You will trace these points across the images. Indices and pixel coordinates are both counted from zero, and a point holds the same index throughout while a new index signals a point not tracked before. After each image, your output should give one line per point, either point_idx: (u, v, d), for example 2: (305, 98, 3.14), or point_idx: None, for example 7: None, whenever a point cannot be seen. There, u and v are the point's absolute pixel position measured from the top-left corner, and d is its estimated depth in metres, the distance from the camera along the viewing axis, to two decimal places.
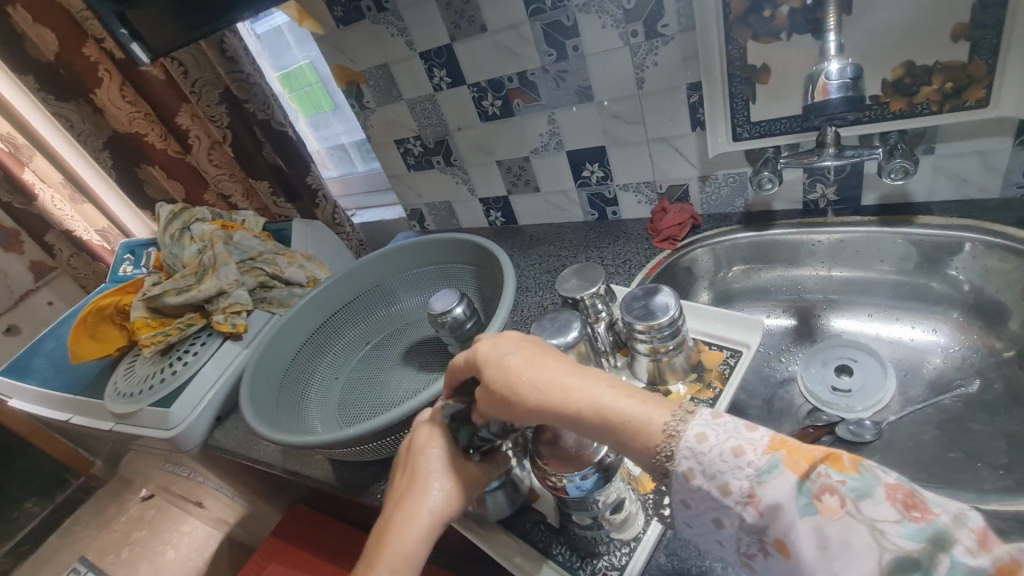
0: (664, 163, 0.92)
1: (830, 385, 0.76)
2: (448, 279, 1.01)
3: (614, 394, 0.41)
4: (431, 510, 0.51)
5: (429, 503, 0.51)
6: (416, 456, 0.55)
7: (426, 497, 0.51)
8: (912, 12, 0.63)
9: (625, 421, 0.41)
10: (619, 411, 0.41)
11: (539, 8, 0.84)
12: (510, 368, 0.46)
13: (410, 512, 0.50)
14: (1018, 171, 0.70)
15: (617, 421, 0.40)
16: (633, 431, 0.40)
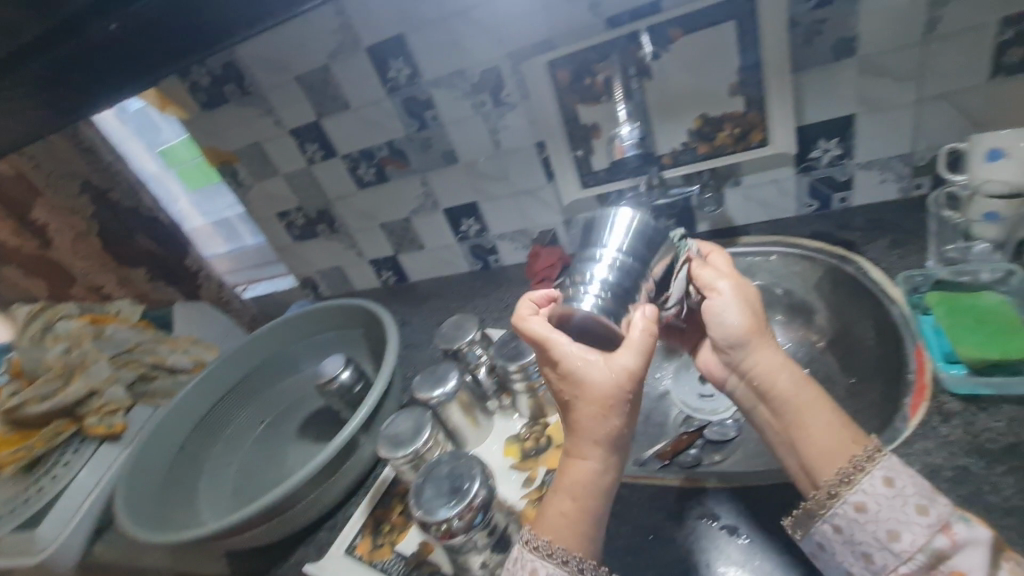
0: (531, 213, 1.01)
1: (697, 392, 0.88)
2: (340, 346, 1.02)
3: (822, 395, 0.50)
4: (602, 429, 0.50)
5: (623, 414, 0.50)
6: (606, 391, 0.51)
7: (618, 410, 0.50)
8: (695, 76, 0.77)
9: (830, 435, 0.49)
10: (825, 419, 0.50)
11: (395, 85, 0.91)
12: (725, 318, 0.55)
13: (596, 439, 0.50)
14: (805, 192, 0.86)
15: (825, 426, 0.49)
16: (831, 448, 0.48)
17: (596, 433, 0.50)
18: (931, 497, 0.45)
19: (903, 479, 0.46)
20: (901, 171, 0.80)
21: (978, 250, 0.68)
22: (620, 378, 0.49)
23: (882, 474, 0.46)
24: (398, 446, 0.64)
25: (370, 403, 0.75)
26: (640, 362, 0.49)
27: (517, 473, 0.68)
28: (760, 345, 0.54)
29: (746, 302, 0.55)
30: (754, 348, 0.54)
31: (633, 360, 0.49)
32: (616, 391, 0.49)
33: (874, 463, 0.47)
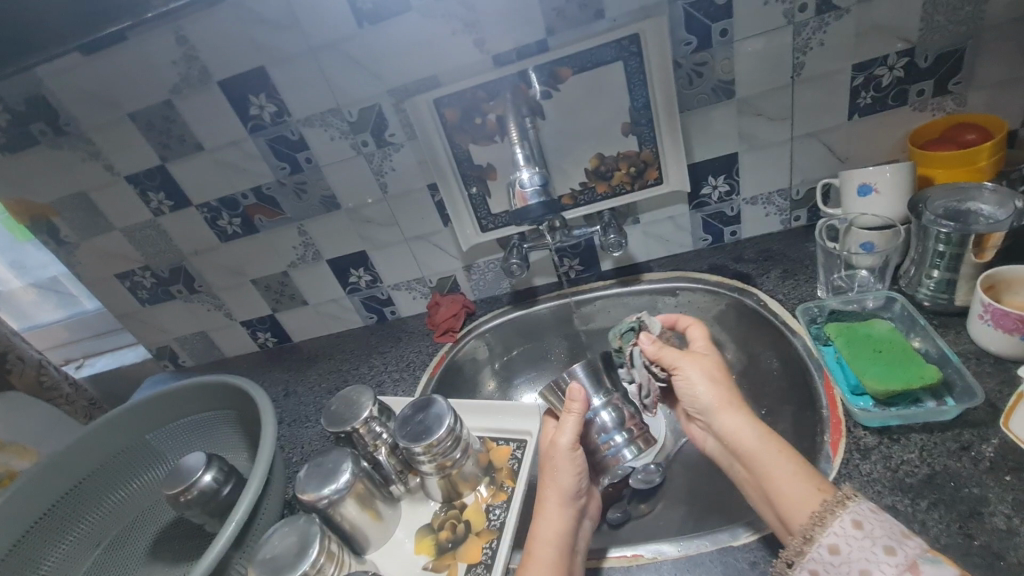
0: (427, 260, 0.93)
1: None
2: (207, 429, 0.84)
3: (775, 450, 0.50)
4: (565, 485, 0.62)
5: (563, 467, 0.62)
6: (558, 461, 0.63)
7: (557, 466, 0.63)
8: (588, 115, 0.76)
9: (793, 480, 0.48)
10: (792, 469, 0.49)
11: (258, 124, 0.79)
12: (694, 391, 0.58)
13: (548, 493, 0.62)
14: (699, 228, 0.87)
15: (773, 479, 0.49)
16: (792, 489, 0.47)
17: (549, 490, 0.62)
18: (901, 540, 0.41)
19: (870, 520, 0.43)
20: (781, 204, 0.84)
21: (861, 279, 0.70)
22: (553, 445, 0.64)
23: (851, 517, 0.43)
24: (278, 574, 0.50)
25: (240, 515, 0.59)
26: (569, 429, 0.63)
27: (432, 574, 0.58)
28: (723, 411, 0.56)
29: (703, 376, 0.59)
30: (718, 413, 0.56)
31: (565, 429, 0.64)
32: (557, 449, 0.63)
33: (843, 508, 0.44)
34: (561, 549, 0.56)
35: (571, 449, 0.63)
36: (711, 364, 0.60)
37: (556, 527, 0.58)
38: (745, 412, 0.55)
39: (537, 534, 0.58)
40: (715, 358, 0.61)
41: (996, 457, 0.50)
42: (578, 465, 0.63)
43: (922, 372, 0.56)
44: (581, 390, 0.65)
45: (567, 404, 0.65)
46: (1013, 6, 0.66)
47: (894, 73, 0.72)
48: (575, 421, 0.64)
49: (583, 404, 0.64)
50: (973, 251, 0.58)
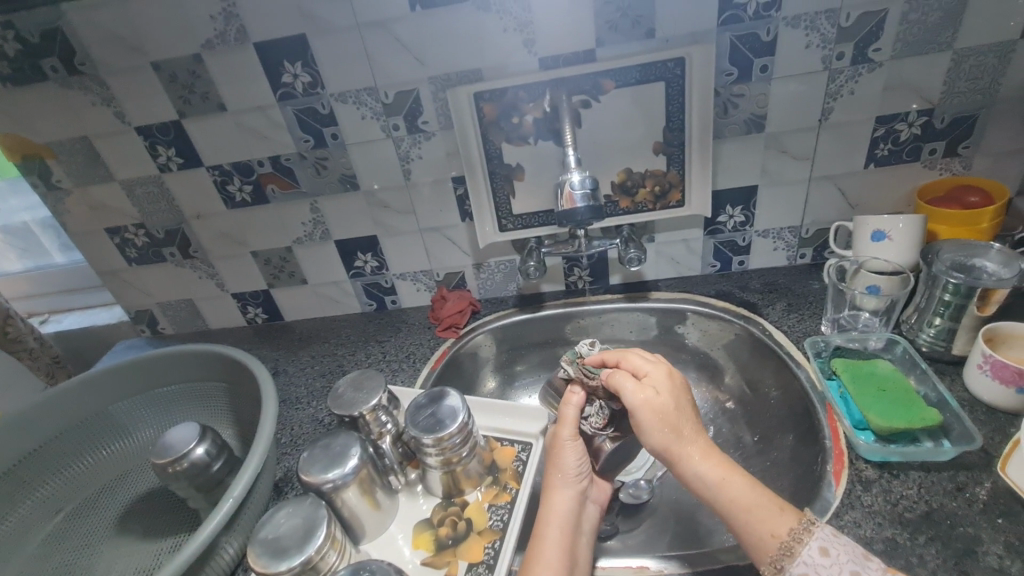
0: (438, 252, 0.91)
1: None
2: (191, 401, 0.80)
3: (734, 478, 0.52)
4: (569, 467, 0.61)
5: (567, 451, 0.62)
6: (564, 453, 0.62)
7: (562, 451, 0.62)
8: (622, 129, 0.77)
9: (755, 502, 0.51)
10: (772, 506, 0.50)
11: (289, 93, 0.77)
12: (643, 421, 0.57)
13: (554, 475, 0.61)
14: (710, 253, 0.89)
15: (737, 506, 0.51)
16: (756, 513, 0.50)
17: (553, 474, 0.62)
18: (865, 563, 0.46)
19: (835, 547, 0.47)
20: (790, 240, 0.87)
21: (864, 319, 0.74)
22: (558, 430, 0.64)
23: (818, 543, 0.47)
24: (281, 555, 0.48)
25: (239, 493, 0.56)
26: (569, 421, 0.64)
27: (430, 570, 0.56)
28: (664, 425, 0.56)
29: (651, 413, 0.57)
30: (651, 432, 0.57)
31: (566, 420, 0.64)
32: (557, 438, 0.63)
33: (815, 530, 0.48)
34: (565, 529, 0.56)
35: (574, 436, 0.63)
36: (662, 378, 0.60)
37: (560, 508, 0.58)
38: (690, 428, 0.56)
39: (546, 514, 0.58)
40: (659, 380, 0.60)
41: (989, 500, 0.53)
42: (582, 449, 0.62)
43: (924, 412, 0.59)
44: (579, 391, 0.65)
45: (567, 398, 0.65)
46: None
47: (912, 130, 0.76)
48: (574, 411, 0.64)
49: (582, 398, 0.65)
50: (977, 304, 0.62)
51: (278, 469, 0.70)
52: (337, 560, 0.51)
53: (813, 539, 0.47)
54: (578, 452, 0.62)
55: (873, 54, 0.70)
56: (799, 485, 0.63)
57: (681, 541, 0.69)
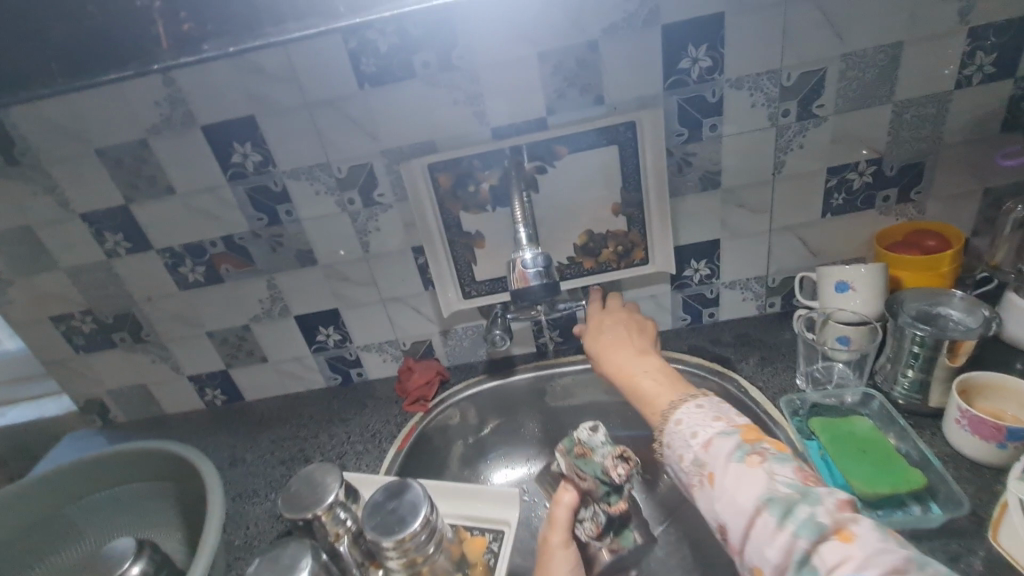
0: (402, 322, 0.89)
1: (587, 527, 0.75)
2: (135, 503, 0.74)
3: (644, 368, 0.62)
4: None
5: (558, 562, 0.57)
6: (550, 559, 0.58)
7: (553, 563, 0.57)
8: (580, 192, 0.77)
9: (655, 391, 0.59)
10: (665, 387, 0.59)
11: (239, 172, 0.75)
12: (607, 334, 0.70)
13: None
14: (679, 308, 0.88)
15: (643, 386, 0.60)
16: (654, 398, 0.58)
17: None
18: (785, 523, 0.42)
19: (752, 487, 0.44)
20: (758, 290, 0.86)
21: (838, 371, 0.72)
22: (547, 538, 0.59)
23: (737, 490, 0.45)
24: None
25: None
26: (560, 523, 0.59)
27: None
28: (635, 365, 0.63)
29: (607, 327, 0.71)
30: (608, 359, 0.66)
31: (556, 520, 0.60)
32: (547, 544, 0.59)
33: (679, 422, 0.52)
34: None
35: (565, 546, 0.58)
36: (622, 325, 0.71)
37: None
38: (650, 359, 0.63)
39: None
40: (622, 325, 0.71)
41: (985, 570, 0.50)
42: (574, 559, 0.58)
43: (907, 475, 0.56)
44: (569, 493, 0.61)
45: (557, 497, 0.61)
46: (967, 130, 0.73)
47: (863, 179, 0.77)
48: (566, 512, 0.60)
49: (575, 497, 0.61)
50: (946, 355, 0.61)
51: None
52: None
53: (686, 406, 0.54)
54: (569, 561, 0.57)
55: (817, 109, 0.72)
56: None
57: None
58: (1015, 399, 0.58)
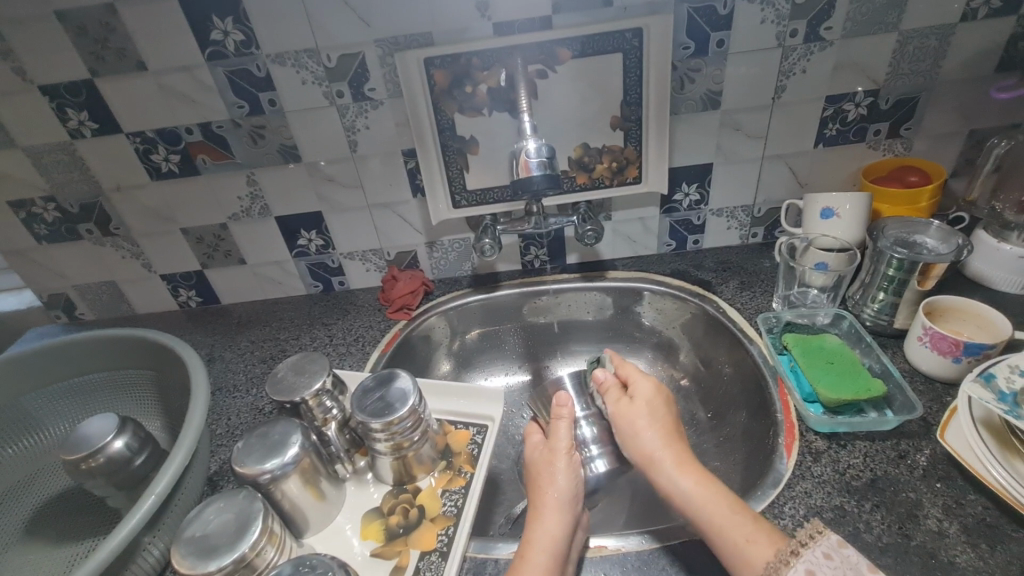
0: (388, 229, 0.87)
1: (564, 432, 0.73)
2: (114, 392, 0.73)
3: (716, 504, 0.49)
4: (562, 490, 0.57)
5: (561, 470, 0.58)
6: (556, 474, 0.58)
7: (555, 469, 0.58)
8: (580, 103, 0.75)
9: (729, 520, 0.47)
10: (746, 519, 0.47)
11: (219, 52, 0.70)
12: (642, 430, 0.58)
13: (546, 499, 0.56)
14: (666, 232, 0.89)
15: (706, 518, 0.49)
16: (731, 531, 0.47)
17: (545, 496, 0.57)
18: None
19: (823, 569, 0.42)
20: (743, 219, 0.88)
21: (813, 296, 0.76)
22: (550, 451, 0.60)
23: (821, 549, 0.43)
24: (210, 554, 0.43)
25: (160, 491, 0.51)
26: (562, 435, 0.61)
27: (381, 561, 0.53)
28: (648, 439, 0.57)
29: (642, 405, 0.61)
30: (632, 444, 0.59)
31: (560, 430, 0.61)
32: (550, 455, 0.60)
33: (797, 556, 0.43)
34: (555, 555, 0.50)
35: (568, 451, 0.60)
36: (650, 390, 0.62)
37: (554, 532, 0.52)
38: (657, 435, 0.58)
39: (532, 537, 0.52)
40: (652, 390, 0.62)
41: (929, 466, 0.55)
42: (575, 467, 0.59)
43: (869, 385, 0.60)
44: (567, 396, 0.64)
45: (556, 410, 0.63)
46: (966, 66, 0.73)
47: (859, 110, 0.77)
48: (567, 425, 0.61)
49: (572, 409, 0.63)
50: (918, 278, 0.65)
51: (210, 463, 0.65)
52: (276, 556, 0.47)
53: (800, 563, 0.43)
54: (569, 472, 0.58)
55: (825, 32, 0.71)
56: (751, 460, 0.64)
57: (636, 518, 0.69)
58: (973, 321, 0.63)
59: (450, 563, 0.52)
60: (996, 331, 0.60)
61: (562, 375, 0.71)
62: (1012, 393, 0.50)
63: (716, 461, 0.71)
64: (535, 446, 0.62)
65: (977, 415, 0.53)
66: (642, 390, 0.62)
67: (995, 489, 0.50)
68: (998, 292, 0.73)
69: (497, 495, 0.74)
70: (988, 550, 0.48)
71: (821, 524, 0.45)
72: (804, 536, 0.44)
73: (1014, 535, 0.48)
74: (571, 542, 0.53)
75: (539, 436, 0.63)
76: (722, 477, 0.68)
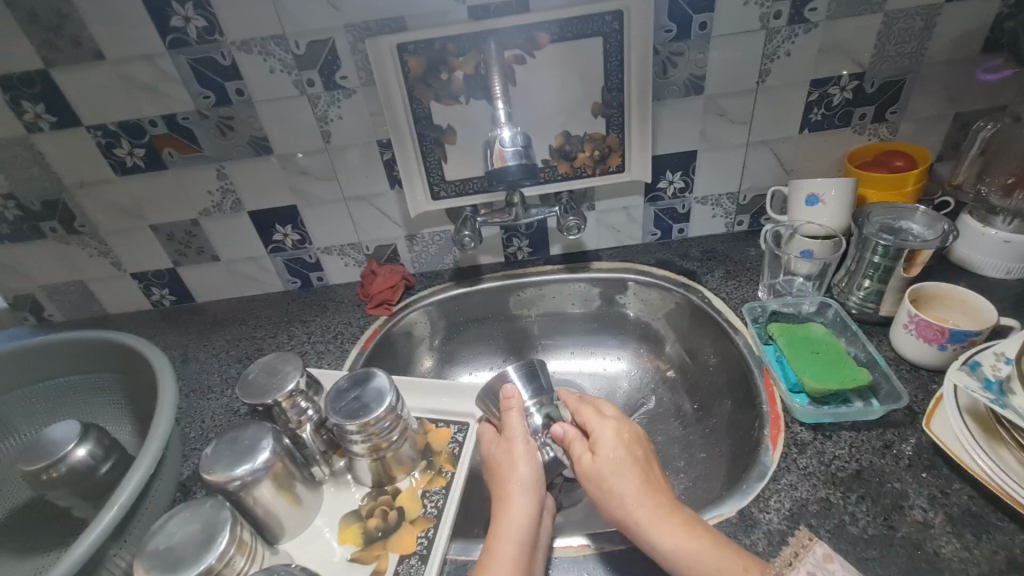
0: (366, 223, 0.84)
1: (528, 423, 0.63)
2: (83, 396, 0.71)
3: (699, 551, 0.45)
4: (524, 478, 0.55)
5: (519, 457, 0.57)
6: (512, 462, 0.57)
7: (513, 457, 0.57)
8: (560, 90, 0.73)
9: (721, 564, 0.44)
10: (732, 564, 0.44)
11: (180, 39, 0.67)
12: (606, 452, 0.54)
13: (508, 487, 0.55)
14: (650, 222, 0.87)
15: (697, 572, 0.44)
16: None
17: (506, 484, 0.55)
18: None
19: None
20: (728, 207, 0.87)
21: (798, 284, 0.75)
22: (507, 440, 0.58)
23: (807, 566, 0.46)
24: (175, 566, 0.42)
25: (124, 500, 0.49)
26: (515, 424, 0.59)
27: (359, 566, 0.52)
28: (620, 480, 0.51)
29: (608, 441, 0.54)
30: (597, 486, 0.53)
31: (511, 422, 0.59)
32: (506, 445, 0.58)
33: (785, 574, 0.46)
34: (522, 547, 0.49)
35: (524, 438, 0.58)
36: (613, 437, 0.55)
37: (518, 519, 0.52)
38: (630, 477, 0.51)
39: (498, 529, 0.51)
40: (613, 430, 0.56)
41: (914, 455, 0.54)
42: (533, 455, 0.57)
43: (855, 374, 0.59)
44: (514, 388, 0.62)
45: (505, 403, 0.61)
46: (952, 47, 0.72)
47: (844, 94, 0.75)
48: (518, 415, 0.60)
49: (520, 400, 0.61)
50: (904, 265, 0.64)
51: (182, 468, 0.62)
52: (247, 564, 0.46)
53: None
54: (529, 458, 0.57)
55: (809, 13, 0.69)
56: (737, 452, 0.63)
57: None
58: (958, 307, 0.62)
59: (430, 566, 0.51)
60: (982, 317, 0.59)
61: (507, 367, 0.66)
62: (998, 381, 0.49)
63: (702, 453, 0.70)
64: (490, 440, 0.60)
65: (962, 403, 0.53)
66: (607, 430, 0.56)
67: (979, 477, 0.49)
68: (983, 277, 0.72)
69: (481, 492, 0.73)
70: (973, 539, 0.47)
71: (808, 538, 0.49)
72: (791, 554, 0.48)
73: (999, 525, 0.48)
74: (539, 531, 0.52)
75: (494, 431, 0.62)
76: (708, 469, 0.67)
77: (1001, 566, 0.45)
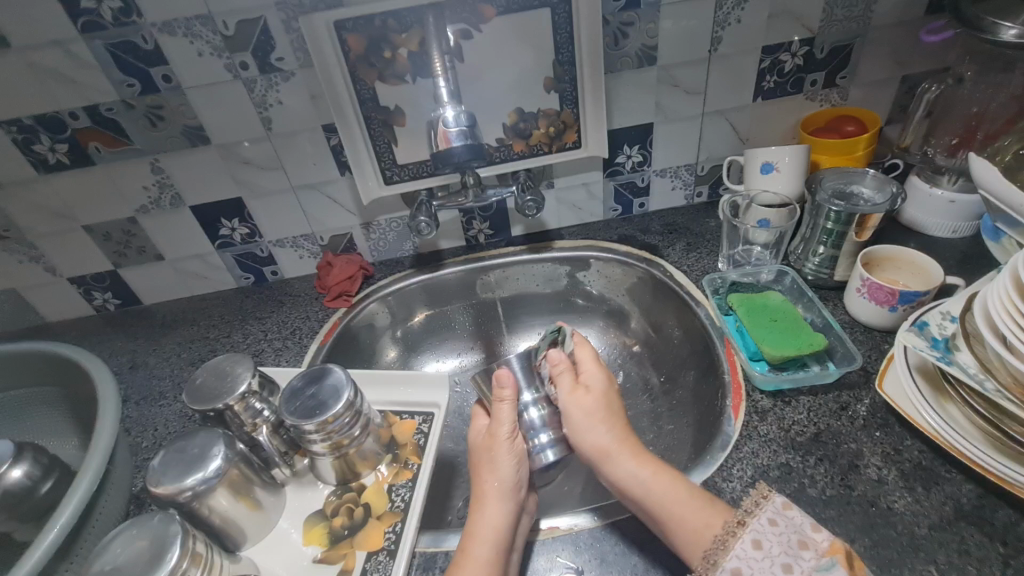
0: (318, 212, 0.81)
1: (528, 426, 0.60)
2: (18, 412, 0.66)
3: (670, 494, 0.48)
4: (505, 477, 0.55)
5: (503, 456, 0.56)
6: (492, 464, 0.56)
7: (496, 457, 0.56)
8: (511, 65, 0.70)
9: (688, 508, 0.47)
10: (686, 499, 0.48)
11: (94, 22, 0.61)
12: (584, 432, 0.55)
13: (488, 487, 0.54)
14: (611, 197, 0.86)
15: (663, 511, 0.47)
16: (683, 516, 0.47)
17: (487, 485, 0.55)
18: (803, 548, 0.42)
19: (774, 533, 0.43)
20: (687, 179, 0.86)
21: (756, 253, 0.76)
22: (492, 438, 0.57)
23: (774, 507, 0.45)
24: None
25: (64, 522, 0.47)
26: (505, 419, 0.57)
27: (325, 567, 0.51)
28: (599, 432, 0.55)
29: (591, 403, 0.56)
30: (583, 439, 0.55)
31: (502, 416, 0.58)
32: (494, 438, 0.57)
33: (743, 528, 0.44)
34: (497, 547, 0.49)
35: (511, 438, 0.57)
36: (598, 402, 0.56)
37: (496, 521, 0.51)
38: (609, 430, 0.55)
39: (475, 529, 0.51)
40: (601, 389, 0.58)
41: (868, 415, 0.56)
42: (519, 453, 0.57)
43: (812, 340, 0.60)
44: (508, 374, 0.59)
45: (496, 392, 0.59)
46: (898, 10, 0.72)
47: (795, 60, 0.75)
48: (511, 407, 0.58)
49: (514, 390, 0.59)
50: (855, 230, 0.65)
51: (133, 480, 0.60)
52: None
53: (747, 532, 0.43)
54: (514, 458, 0.56)
55: None
56: (701, 422, 0.64)
57: (593, 490, 0.69)
58: (907, 269, 0.64)
59: (398, 561, 0.50)
60: (930, 277, 0.61)
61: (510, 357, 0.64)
62: (944, 339, 0.50)
63: (669, 426, 0.71)
64: (481, 430, 0.60)
65: (912, 362, 0.54)
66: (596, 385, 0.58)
67: (930, 435, 0.51)
68: (931, 238, 0.74)
69: (453, 480, 0.72)
70: (924, 493, 0.49)
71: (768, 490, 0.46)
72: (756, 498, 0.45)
73: (947, 477, 0.50)
74: (517, 530, 0.51)
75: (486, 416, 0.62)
76: (674, 440, 0.68)
77: (949, 516, 0.47)
